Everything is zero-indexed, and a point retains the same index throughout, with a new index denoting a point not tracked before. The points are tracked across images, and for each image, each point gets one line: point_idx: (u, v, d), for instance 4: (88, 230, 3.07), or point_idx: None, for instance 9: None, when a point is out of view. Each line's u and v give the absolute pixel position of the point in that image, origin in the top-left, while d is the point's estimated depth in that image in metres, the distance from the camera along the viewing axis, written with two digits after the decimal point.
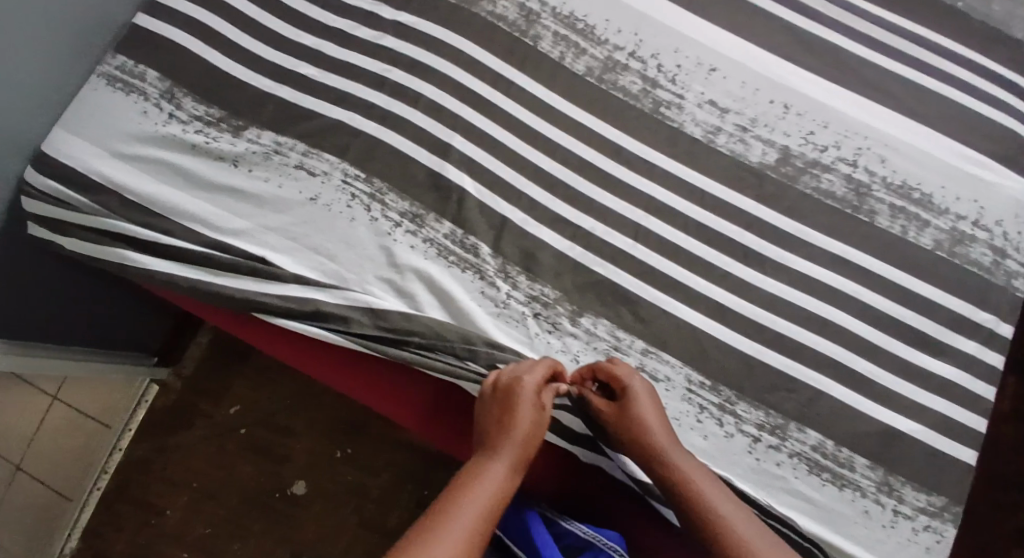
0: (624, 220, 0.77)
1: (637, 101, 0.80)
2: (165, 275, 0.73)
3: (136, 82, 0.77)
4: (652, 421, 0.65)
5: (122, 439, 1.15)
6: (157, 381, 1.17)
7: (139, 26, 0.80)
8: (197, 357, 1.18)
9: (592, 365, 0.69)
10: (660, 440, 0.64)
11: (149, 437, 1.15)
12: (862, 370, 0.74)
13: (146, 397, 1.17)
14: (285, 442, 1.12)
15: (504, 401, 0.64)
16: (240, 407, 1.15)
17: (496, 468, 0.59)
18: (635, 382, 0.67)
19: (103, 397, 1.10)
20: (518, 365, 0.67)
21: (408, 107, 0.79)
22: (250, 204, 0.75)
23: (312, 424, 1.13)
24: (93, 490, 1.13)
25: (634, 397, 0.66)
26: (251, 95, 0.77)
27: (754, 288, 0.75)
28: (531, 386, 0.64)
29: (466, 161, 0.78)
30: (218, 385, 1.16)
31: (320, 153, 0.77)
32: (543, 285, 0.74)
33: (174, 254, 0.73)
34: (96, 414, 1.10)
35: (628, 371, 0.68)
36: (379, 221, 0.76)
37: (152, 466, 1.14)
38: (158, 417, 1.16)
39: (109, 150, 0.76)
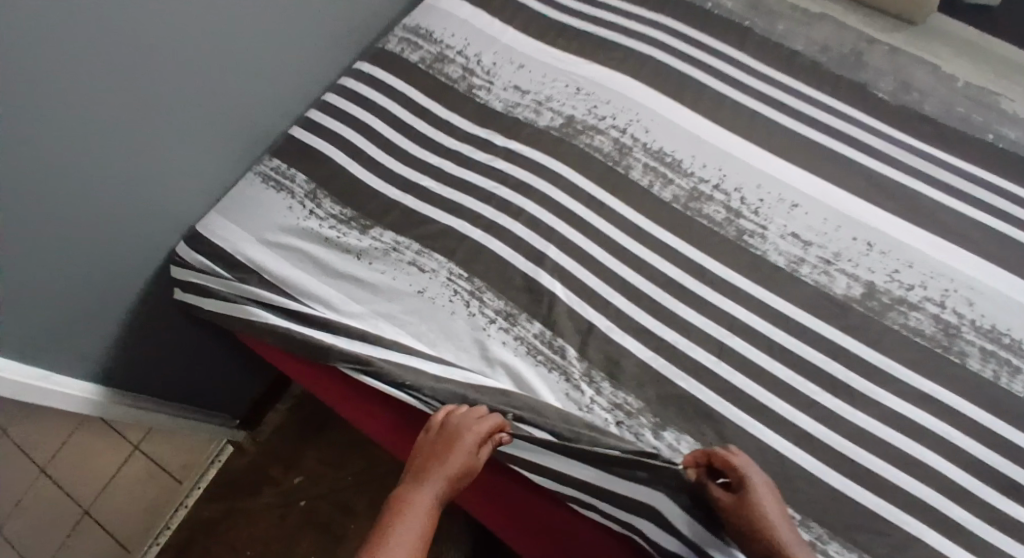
0: (708, 336, 0.79)
1: (720, 229, 0.85)
2: (288, 332, 0.82)
3: (286, 183, 0.91)
4: (770, 509, 0.65)
5: (188, 497, 1.18)
6: (233, 443, 1.22)
7: (296, 138, 0.94)
8: (274, 425, 1.21)
9: (707, 450, 0.70)
10: (776, 527, 0.65)
11: (216, 498, 1.18)
12: (959, 519, 0.70)
13: (218, 458, 1.21)
14: (343, 519, 1.11)
15: (444, 442, 0.71)
16: (304, 479, 1.16)
17: (426, 498, 0.68)
18: (752, 471, 0.67)
19: (183, 455, 1.16)
20: (465, 410, 0.73)
21: (511, 218, 0.87)
22: (366, 291, 0.83)
23: (370, 504, 1.12)
24: (152, 546, 1.15)
25: (754, 488, 0.66)
26: (380, 202, 0.89)
27: (842, 420, 0.75)
28: (470, 435, 0.71)
29: (559, 270, 0.84)
30: (291, 454, 1.19)
31: (431, 252, 0.85)
32: (627, 394, 0.77)
33: (294, 318, 0.82)
34: (172, 470, 1.15)
35: (744, 462, 0.68)
36: (476, 315, 0.82)
37: (213, 526, 1.15)
38: (229, 478, 1.19)
39: (255, 236, 0.87)
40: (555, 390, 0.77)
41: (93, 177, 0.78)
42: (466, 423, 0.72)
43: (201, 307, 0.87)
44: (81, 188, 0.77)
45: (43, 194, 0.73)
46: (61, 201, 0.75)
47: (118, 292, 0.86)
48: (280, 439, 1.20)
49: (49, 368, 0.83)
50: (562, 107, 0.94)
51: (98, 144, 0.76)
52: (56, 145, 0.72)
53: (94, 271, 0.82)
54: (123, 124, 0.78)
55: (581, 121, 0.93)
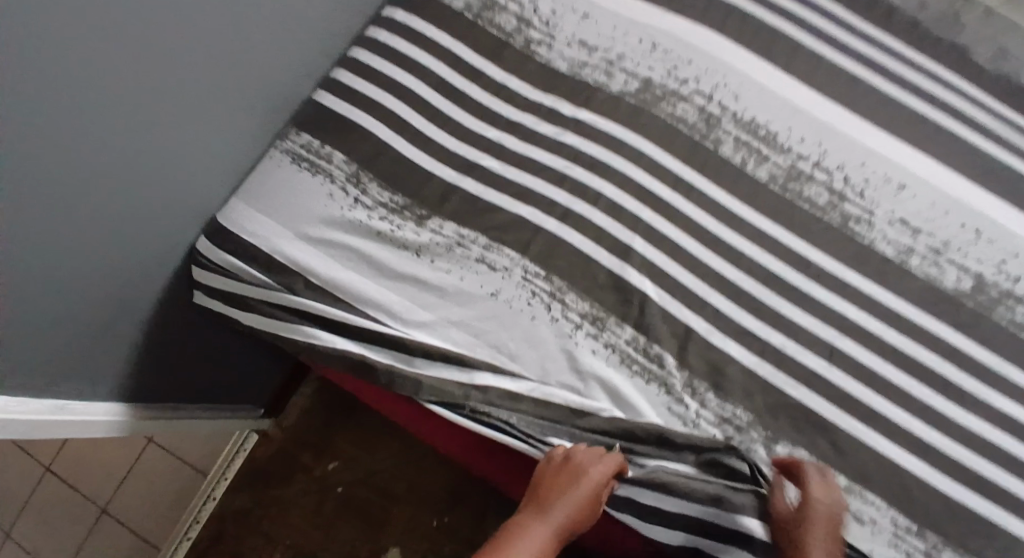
0: (816, 338, 0.72)
1: (824, 215, 0.77)
2: (344, 352, 0.71)
3: (322, 164, 0.77)
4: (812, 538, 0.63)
5: (216, 488, 1.10)
6: (258, 431, 1.12)
7: (325, 108, 0.80)
8: (301, 411, 1.13)
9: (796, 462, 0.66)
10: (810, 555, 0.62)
11: (246, 488, 1.10)
12: None
13: (244, 447, 1.12)
14: (388, 504, 1.05)
15: (565, 482, 0.64)
16: (339, 463, 1.09)
17: (539, 538, 0.63)
18: (816, 487, 0.65)
19: (191, 441, 1.12)
20: (593, 447, 0.66)
21: (589, 206, 0.76)
22: (432, 295, 0.73)
23: (412, 488, 1.05)
24: (184, 541, 1.07)
25: (806, 506, 0.64)
26: (435, 186, 0.76)
27: (955, 424, 0.69)
28: (595, 479, 0.64)
29: (646, 264, 0.74)
30: (322, 440, 1.10)
31: (501, 247, 0.74)
32: (736, 406, 0.70)
33: (349, 330, 0.71)
34: (190, 458, 1.12)
35: (815, 473, 0.65)
36: (560, 321, 0.72)
37: (250, 516, 1.08)
38: (259, 466, 1.11)
39: (291, 231, 0.74)
40: (654, 408, 0.70)
41: (85, 166, 0.63)
42: (591, 461, 0.65)
43: (234, 317, 0.75)
44: (69, 176, 0.62)
45: (28, 189, 0.60)
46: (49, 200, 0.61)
47: (127, 295, 0.74)
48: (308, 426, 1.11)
49: (65, 397, 0.74)
50: (638, 68, 0.82)
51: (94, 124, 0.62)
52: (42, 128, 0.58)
53: (98, 274, 0.70)
54: (120, 98, 0.63)
55: (660, 86, 0.82)
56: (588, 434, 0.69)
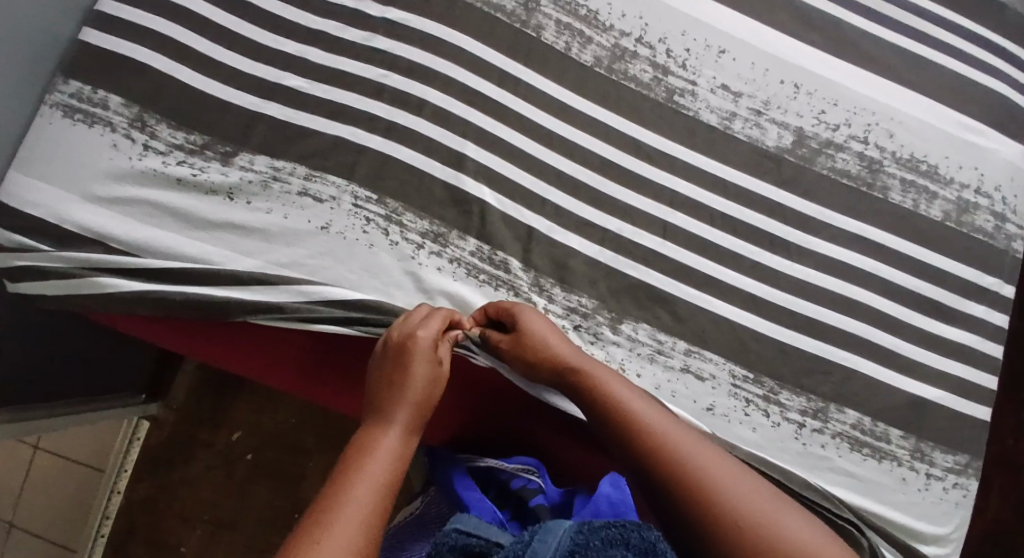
0: (651, 218, 0.72)
1: (649, 92, 0.75)
2: (169, 294, 0.65)
3: (98, 112, 0.68)
4: (549, 335, 0.64)
5: (119, 481, 1.07)
6: (147, 417, 1.09)
7: (92, 45, 0.69)
8: (188, 388, 1.10)
9: (483, 306, 0.67)
10: (562, 350, 0.63)
11: (146, 475, 1.08)
12: (890, 346, 0.73)
13: (137, 435, 1.08)
14: (296, 454, 1.07)
15: (398, 361, 0.61)
16: (242, 432, 1.08)
17: (392, 434, 0.56)
18: (517, 304, 0.66)
19: (87, 439, 1.06)
20: (409, 317, 0.63)
21: (413, 115, 0.71)
22: (256, 239, 0.68)
23: (323, 440, 1.07)
24: (98, 538, 1.05)
25: (518, 316, 0.65)
26: (239, 118, 0.69)
27: (784, 276, 0.73)
28: (427, 340, 0.61)
29: (483, 170, 0.71)
30: (216, 410, 1.09)
31: (325, 175, 0.69)
32: (581, 295, 0.69)
33: (170, 302, 0.65)
34: (86, 458, 1.07)
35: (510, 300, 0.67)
36: (399, 244, 0.69)
37: (160, 503, 1.07)
38: (155, 452, 1.08)
39: (81, 194, 0.66)
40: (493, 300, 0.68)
41: None
42: (417, 330, 0.62)
43: (34, 298, 0.66)
44: None
45: None
46: None
47: None
48: (197, 402, 1.09)
49: None
50: None
51: None
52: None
53: None
54: None
55: None
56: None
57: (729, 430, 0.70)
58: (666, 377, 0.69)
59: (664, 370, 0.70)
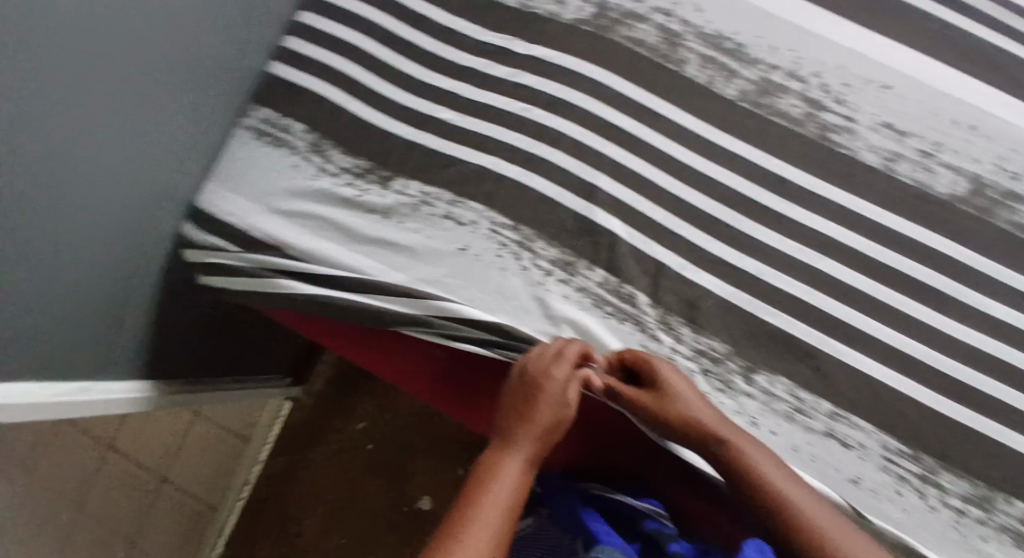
0: (795, 261, 0.67)
1: (801, 128, 0.71)
2: (324, 298, 0.74)
3: (283, 136, 0.77)
4: (690, 397, 0.62)
5: (262, 451, 1.18)
6: (291, 398, 1.19)
7: (278, 77, 0.79)
8: (325, 379, 1.20)
9: (614, 352, 0.66)
10: (705, 415, 0.62)
11: (284, 451, 1.18)
12: None
13: (279, 414, 1.18)
14: (413, 455, 1.15)
15: (528, 396, 0.62)
16: (367, 424, 1.17)
17: (514, 465, 0.58)
18: (658, 360, 0.64)
19: (242, 415, 1.18)
20: (546, 350, 0.63)
21: (551, 147, 0.73)
22: (404, 256, 0.74)
23: (432, 444, 1.15)
24: (237, 500, 1.17)
25: (661, 376, 0.63)
26: (394, 145, 0.76)
27: (945, 338, 0.66)
28: (561, 383, 0.62)
29: (615, 204, 0.71)
30: (346, 402, 1.18)
31: (466, 202, 0.74)
32: (712, 338, 0.67)
33: (323, 304, 0.74)
34: (238, 431, 1.18)
35: (647, 353, 0.65)
36: (530, 269, 0.71)
37: (291, 477, 1.17)
38: (294, 431, 1.19)
39: (266, 206, 0.76)
40: (625, 339, 0.68)
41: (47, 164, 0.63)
42: (551, 368, 0.62)
43: (221, 290, 0.78)
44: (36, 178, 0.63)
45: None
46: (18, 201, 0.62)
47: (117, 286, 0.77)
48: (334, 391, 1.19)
49: (87, 379, 0.80)
50: None
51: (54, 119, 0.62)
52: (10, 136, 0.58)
53: (93, 268, 0.73)
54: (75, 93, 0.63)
55: (617, 7, 0.76)
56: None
57: (874, 507, 0.64)
58: (804, 438, 0.65)
59: (802, 431, 0.65)
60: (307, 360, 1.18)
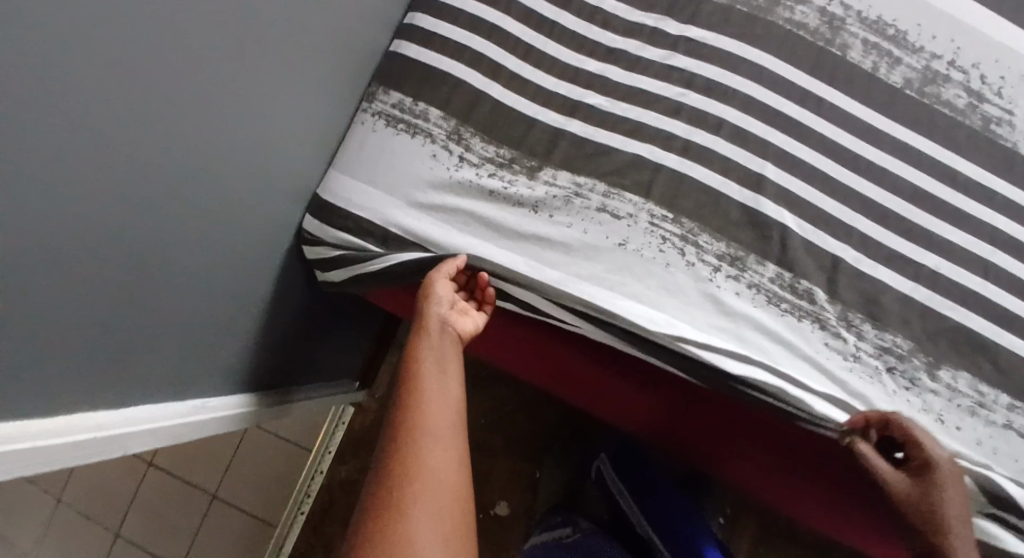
0: (969, 254, 0.68)
1: (964, 119, 0.71)
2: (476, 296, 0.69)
3: (419, 123, 0.72)
4: (952, 510, 0.60)
5: (322, 462, 1.13)
6: (354, 404, 1.15)
7: (407, 57, 0.74)
8: (392, 380, 1.14)
9: (887, 419, 0.63)
10: (954, 527, 0.60)
11: (349, 457, 1.13)
12: None
13: (342, 419, 1.14)
14: (490, 457, 1.09)
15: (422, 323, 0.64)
16: None
17: (433, 398, 0.59)
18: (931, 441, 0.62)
19: (299, 423, 1.15)
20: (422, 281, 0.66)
21: (710, 134, 0.71)
22: (558, 252, 0.69)
23: (509, 443, 1.09)
24: (298, 514, 1.12)
25: (931, 459, 0.61)
26: (541, 133, 0.72)
27: None
28: (438, 295, 0.65)
29: (783, 194, 0.69)
30: None
31: (622, 193, 0.70)
32: (896, 335, 0.66)
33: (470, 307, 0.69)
34: (292, 439, 1.14)
35: (933, 442, 0.62)
36: (696, 265, 0.68)
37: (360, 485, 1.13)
38: (359, 438, 1.14)
39: (400, 198, 0.71)
40: (810, 341, 0.66)
41: (181, 152, 0.57)
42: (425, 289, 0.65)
43: (346, 283, 0.73)
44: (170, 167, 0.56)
45: (126, 187, 0.53)
46: (149, 195, 0.56)
47: (238, 286, 0.71)
48: None
49: (201, 396, 0.76)
50: None
51: (190, 103, 0.56)
52: (157, 115, 0.53)
53: (219, 271, 0.68)
54: (210, 70, 0.56)
55: None
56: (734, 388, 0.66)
57: None
58: (985, 432, 0.65)
59: (985, 425, 0.65)
60: (374, 362, 1.14)
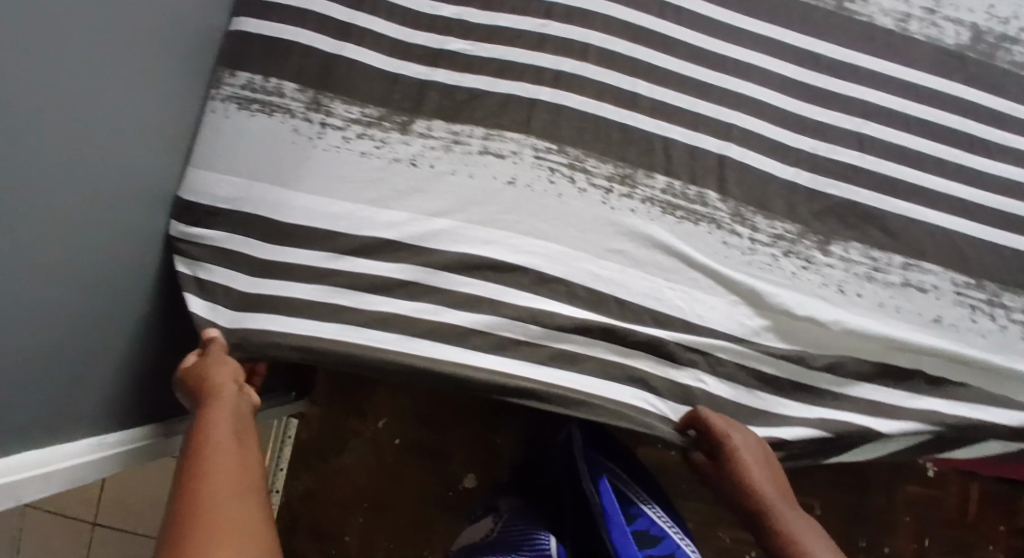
0: (843, 131, 0.70)
1: (818, 2, 0.72)
2: (362, 291, 0.64)
3: (275, 100, 0.67)
4: (761, 482, 0.61)
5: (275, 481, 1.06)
6: (296, 415, 1.07)
7: (251, 35, 0.69)
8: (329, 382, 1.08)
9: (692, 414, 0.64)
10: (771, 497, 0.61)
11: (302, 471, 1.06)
12: None
13: (289, 433, 1.06)
14: (444, 435, 1.06)
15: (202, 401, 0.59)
16: (388, 417, 1.07)
17: (230, 458, 0.54)
18: (740, 440, 0.62)
19: None
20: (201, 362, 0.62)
21: (580, 60, 0.69)
22: (445, 201, 0.66)
23: (463, 414, 1.06)
24: None
25: (740, 461, 0.61)
26: (408, 88, 0.68)
27: (986, 176, 0.70)
28: (224, 369, 0.61)
29: (660, 107, 0.69)
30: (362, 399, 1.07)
31: (502, 133, 0.68)
32: (784, 223, 0.68)
33: (364, 284, 0.64)
34: None
35: (727, 425, 0.63)
36: (589, 190, 0.67)
37: (319, 495, 1.06)
38: (307, 449, 1.07)
39: (268, 181, 0.66)
40: (706, 242, 0.67)
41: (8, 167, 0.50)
42: (212, 367, 0.61)
43: None
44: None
45: None
46: None
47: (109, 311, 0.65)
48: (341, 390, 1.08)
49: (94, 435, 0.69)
50: None
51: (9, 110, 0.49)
52: None
53: (84, 294, 0.62)
54: (24, 70, 0.50)
55: None
56: (654, 310, 0.66)
57: (963, 340, 0.67)
58: (887, 293, 0.67)
59: (885, 287, 0.68)
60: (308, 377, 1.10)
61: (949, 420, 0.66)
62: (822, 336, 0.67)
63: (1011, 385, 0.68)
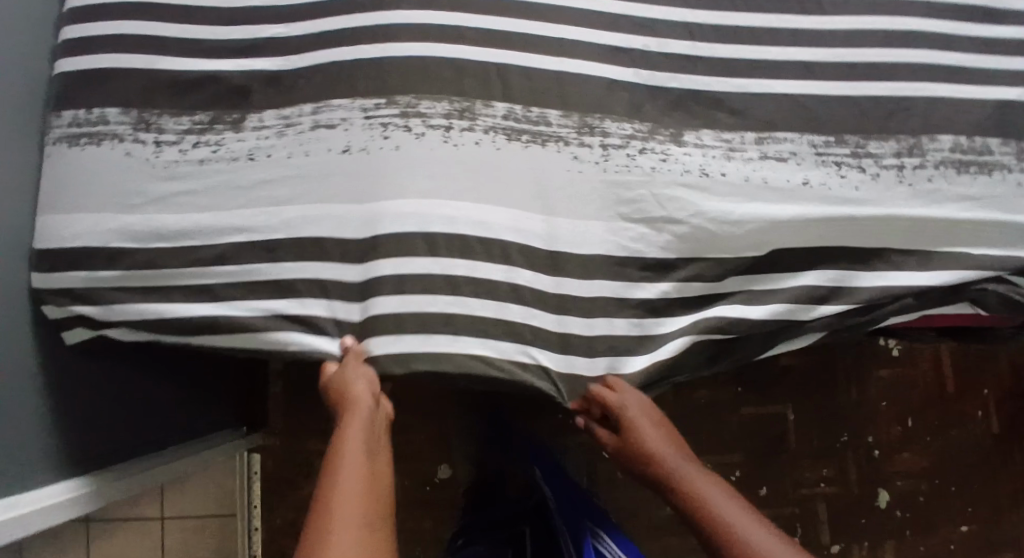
0: (671, 23, 0.69)
1: None
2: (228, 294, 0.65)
3: (102, 129, 0.67)
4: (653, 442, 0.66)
5: (254, 518, 1.10)
6: (256, 449, 1.11)
7: (65, 71, 0.68)
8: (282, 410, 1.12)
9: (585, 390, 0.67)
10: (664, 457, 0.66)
11: (277, 500, 1.11)
12: (952, 63, 0.69)
13: (252, 469, 1.11)
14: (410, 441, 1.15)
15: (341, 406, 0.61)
16: None
17: (355, 479, 0.56)
18: (633, 403, 0.65)
19: (207, 493, 1.10)
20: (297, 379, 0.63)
21: (394, 11, 0.67)
22: (289, 187, 0.65)
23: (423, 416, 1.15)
24: None
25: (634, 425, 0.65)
26: (231, 85, 0.68)
27: (824, 32, 0.69)
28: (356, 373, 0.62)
29: (487, 35, 0.67)
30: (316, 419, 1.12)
31: (329, 102, 0.67)
32: (632, 122, 0.67)
33: (230, 293, 0.66)
34: (210, 510, 1.10)
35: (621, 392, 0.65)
36: (428, 132, 0.66)
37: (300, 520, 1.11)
38: (272, 476, 1.11)
39: (113, 210, 0.66)
40: (553, 158, 0.66)
41: None
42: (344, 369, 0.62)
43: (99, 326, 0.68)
44: None
45: None
46: None
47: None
48: (294, 413, 1.12)
49: (8, 496, 0.67)
50: None
51: None
52: None
53: None
54: None
55: None
56: (519, 241, 0.64)
57: (835, 198, 0.66)
58: (747, 169, 0.66)
59: (744, 163, 0.67)
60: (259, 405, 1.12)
61: (825, 283, 0.67)
62: (697, 230, 0.65)
63: (892, 237, 0.67)
